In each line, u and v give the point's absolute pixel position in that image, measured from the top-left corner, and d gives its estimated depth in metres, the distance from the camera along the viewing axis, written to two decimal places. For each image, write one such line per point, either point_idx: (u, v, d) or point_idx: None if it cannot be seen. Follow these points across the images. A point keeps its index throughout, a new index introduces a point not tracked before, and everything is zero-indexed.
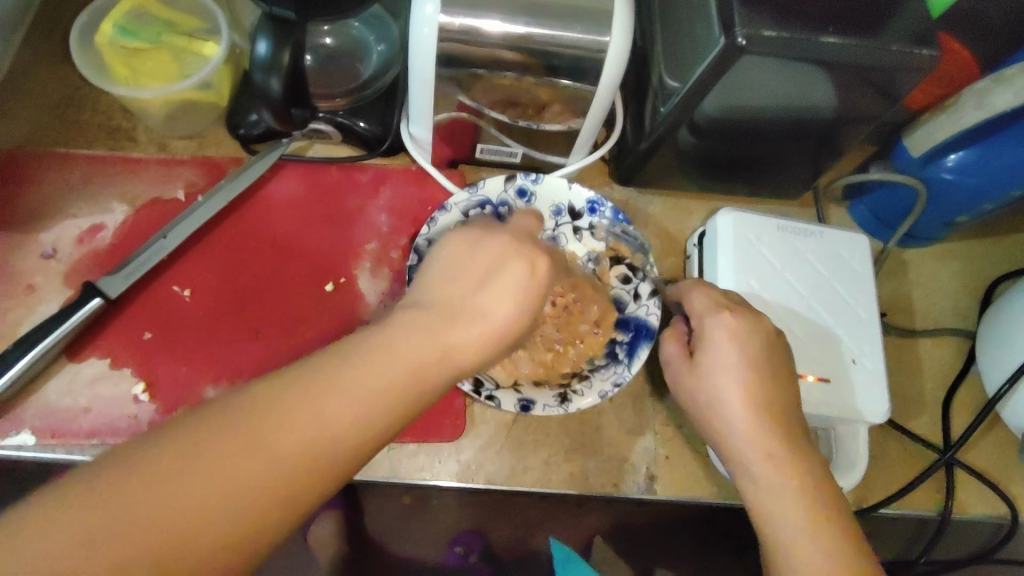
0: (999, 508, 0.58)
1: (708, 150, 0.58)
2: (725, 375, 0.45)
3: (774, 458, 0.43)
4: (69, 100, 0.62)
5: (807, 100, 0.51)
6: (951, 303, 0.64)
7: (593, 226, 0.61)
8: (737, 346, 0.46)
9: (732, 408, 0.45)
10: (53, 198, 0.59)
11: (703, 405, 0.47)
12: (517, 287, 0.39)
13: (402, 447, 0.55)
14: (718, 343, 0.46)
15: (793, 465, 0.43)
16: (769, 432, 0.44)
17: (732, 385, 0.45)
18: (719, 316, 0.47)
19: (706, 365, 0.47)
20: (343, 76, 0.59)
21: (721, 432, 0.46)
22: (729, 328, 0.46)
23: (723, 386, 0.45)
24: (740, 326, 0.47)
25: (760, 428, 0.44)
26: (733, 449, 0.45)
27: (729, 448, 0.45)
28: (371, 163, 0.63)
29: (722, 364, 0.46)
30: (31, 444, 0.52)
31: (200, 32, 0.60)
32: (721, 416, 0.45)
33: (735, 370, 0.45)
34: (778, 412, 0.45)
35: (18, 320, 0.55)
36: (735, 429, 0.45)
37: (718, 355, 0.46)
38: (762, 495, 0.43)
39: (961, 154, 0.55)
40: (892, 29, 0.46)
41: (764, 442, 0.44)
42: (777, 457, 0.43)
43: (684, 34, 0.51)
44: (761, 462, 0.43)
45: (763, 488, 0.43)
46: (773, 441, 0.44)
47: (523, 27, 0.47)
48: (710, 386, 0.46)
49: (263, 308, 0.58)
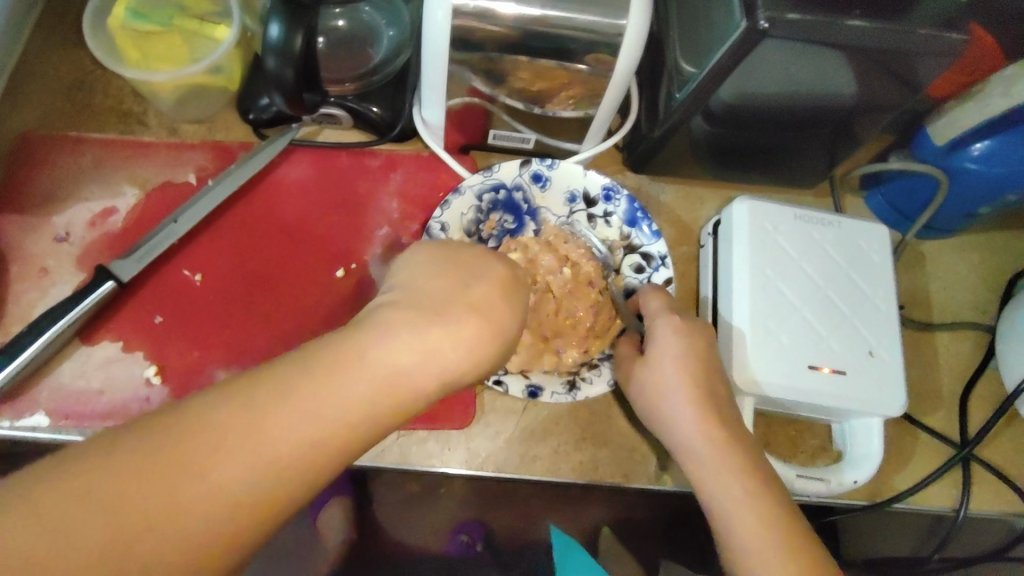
0: (1016, 505, 0.57)
1: (723, 138, 0.57)
2: (672, 368, 0.47)
3: (715, 442, 0.45)
4: (80, 83, 0.62)
5: (828, 86, 0.50)
6: (970, 296, 0.63)
7: (608, 214, 0.60)
8: (682, 342, 0.48)
9: (678, 403, 0.46)
10: (65, 182, 0.59)
11: (650, 395, 0.48)
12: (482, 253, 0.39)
13: (411, 434, 0.55)
14: (664, 336, 0.48)
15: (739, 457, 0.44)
16: (719, 425, 0.45)
17: (675, 375, 0.47)
18: (668, 314, 0.49)
19: (653, 359, 0.48)
20: (354, 60, 0.58)
21: (668, 420, 0.47)
22: (676, 325, 0.48)
23: (668, 377, 0.47)
24: (687, 324, 0.48)
25: (707, 418, 0.45)
26: (678, 435, 0.46)
27: (679, 436, 0.46)
28: (382, 148, 0.63)
29: (671, 357, 0.47)
30: (45, 425, 0.52)
31: (212, 15, 0.60)
32: (666, 404, 0.47)
33: (679, 362, 0.47)
34: (725, 407, 0.46)
35: (32, 302, 0.55)
36: (679, 416, 0.46)
37: (664, 348, 0.48)
38: (704, 475, 0.45)
39: (987, 142, 0.54)
40: (919, 12, 0.44)
41: (705, 426, 0.45)
42: (717, 441, 0.45)
43: (702, 18, 0.50)
44: (702, 445, 0.45)
45: (705, 470, 0.44)
46: (714, 425, 0.45)
47: (538, 9, 0.46)
48: (656, 377, 0.48)
49: (274, 293, 0.58)
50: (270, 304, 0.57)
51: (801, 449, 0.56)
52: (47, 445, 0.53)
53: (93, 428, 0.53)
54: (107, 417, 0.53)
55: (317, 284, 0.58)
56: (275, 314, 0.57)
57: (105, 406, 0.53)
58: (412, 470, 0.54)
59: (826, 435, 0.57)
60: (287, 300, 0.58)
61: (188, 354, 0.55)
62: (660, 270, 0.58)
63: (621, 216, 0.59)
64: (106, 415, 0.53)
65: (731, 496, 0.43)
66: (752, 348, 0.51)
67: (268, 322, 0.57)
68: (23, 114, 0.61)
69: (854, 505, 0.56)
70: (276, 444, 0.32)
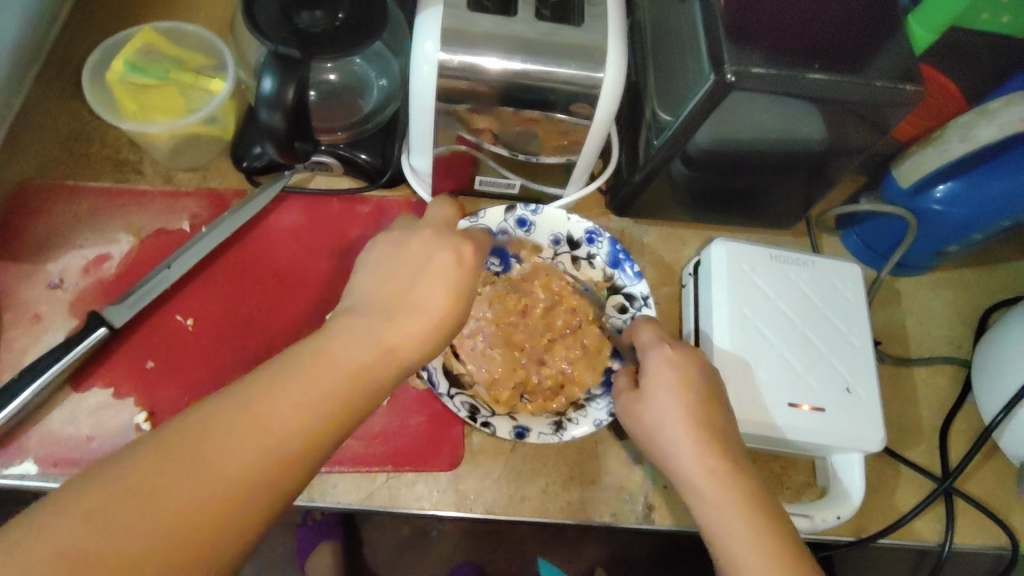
0: (1000, 539, 0.57)
1: (701, 182, 0.60)
2: (664, 397, 0.48)
3: (714, 472, 0.45)
4: (78, 134, 0.64)
5: (795, 133, 0.53)
6: (945, 331, 0.65)
7: (591, 255, 0.62)
8: (675, 371, 0.48)
9: (674, 432, 0.47)
10: (59, 229, 0.60)
11: (645, 428, 0.49)
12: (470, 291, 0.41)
13: (400, 476, 0.55)
14: (656, 365, 0.49)
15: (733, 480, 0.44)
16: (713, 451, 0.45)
17: (673, 408, 0.47)
18: (660, 347, 0.50)
19: (648, 391, 0.49)
20: (344, 111, 0.60)
21: (664, 452, 0.47)
22: (667, 355, 0.49)
23: (665, 409, 0.47)
24: (679, 354, 0.49)
25: (701, 447, 0.46)
26: (676, 469, 0.46)
27: (677, 470, 0.46)
28: (372, 195, 0.65)
29: (664, 387, 0.48)
30: (33, 473, 0.53)
31: (207, 69, 0.62)
32: (664, 439, 0.47)
33: (675, 394, 0.47)
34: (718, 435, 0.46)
35: (24, 348, 0.56)
36: (677, 449, 0.46)
37: (658, 379, 0.48)
38: (705, 509, 0.44)
39: (949, 184, 0.56)
40: (876, 66, 0.47)
41: (705, 459, 0.45)
42: (719, 474, 0.45)
43: (676, 71, 0.53)
44: (702, 479, 0.45)
45: (706, 503, 0.44)
46: (713, 459, 0.45)
47: (520, 64, 0.48)
48: (652, 411, 0.48)
49: (264, 337, 0.59)
50: (261, 348, 0.58)
51: (786, 485, 0.57)
52: (34, 492, 0.53)
53: (81, 474, 0.53)
54: (95, 464, 0.53)
55: (307, 327, 0.59)
56: (265, 358, 0.58)
57: (94, 452, 0.53)
58: (402, 513, 0.55)
59: (810, 471, 0.58)
60: (277, 344, 0.58)
61: (177, 399, 0.56)
62: (643, 310, 0.59)
63: (604, 257, 0.61)
64: (94, 461, 0.53)
65: (732, 530, 0.43)
66: (732, 388, 0.53)
67: (258, 366, 0.58)
68: (21, 164, 0.62)
69: (840, 541, 0.56)
70: None
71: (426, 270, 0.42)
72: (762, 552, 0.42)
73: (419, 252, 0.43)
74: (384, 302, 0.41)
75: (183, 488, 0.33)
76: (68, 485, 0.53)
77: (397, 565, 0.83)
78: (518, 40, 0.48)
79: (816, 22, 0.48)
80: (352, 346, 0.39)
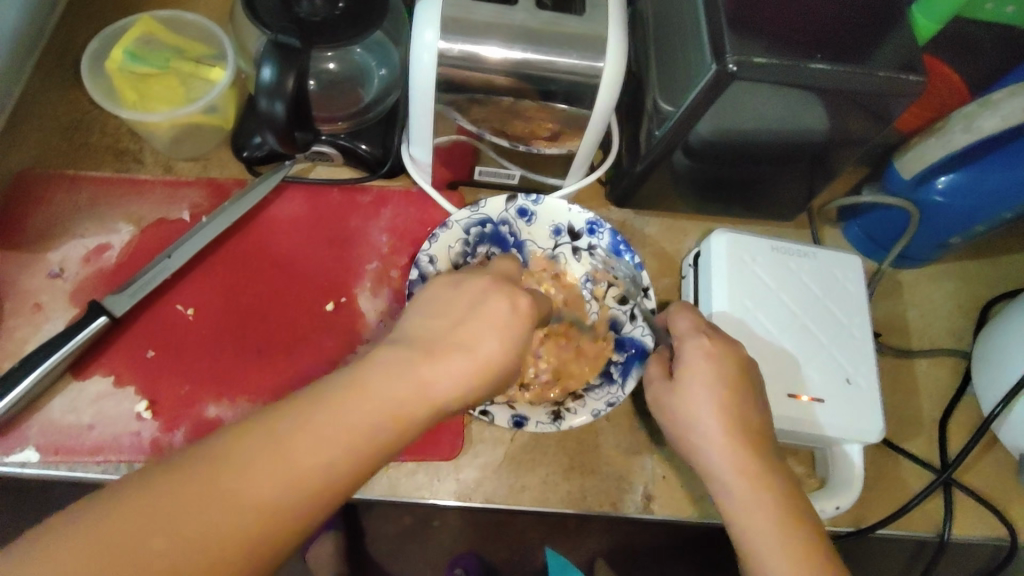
0: (999, 530, 0.58)
1: (703, 173, 0.60)
2: (701, 394, 0.47)
3: (746, 470, 0.45)
4: (77, 123, 0.64)
5: (797, 123, 0.53)
6: (947, 323, 0.65)
7: (592, 246, 0.62)
8: (710, 366, 0.47)
9: (707, 428, 0.46)
10: (60, 219, 0.60)
11: (677, 422, 0.48)
12: (475, 281, 0.42)
13: (400, 466, 0.55)
14: (693, 357, 0.48)
15: (763, 479, 0.45)
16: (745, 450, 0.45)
17: (709, 407, 0.46)
18: (698, 336, 0.49)
19: (682, 385, 0.48)
20: (343, 100, 0.60)
21: (698, 451, 0.47)
22: (706, 347, 0.48)
23: (701, 408, 0.47)
24: (720, 349, 0.48)
25: (733, 445, 0.45)
26: (707, 468, 0.46)
27: (705, 465, 0.46)
28: (372, 184, 0.65)
29: (698, 381, 0.47)
30: (33, 461, 0.53)
31: (207, 58, 0.62)
32: (696, 435, 0.47)
33: (711, 390, 0.47)
34: (749, 434, 0.46)
35: (24, 338, 0.56)
36: (711, 447, 0.46)
37: (694, 374, 0.48)
38: (734, 509, 0.45)
39: (952, 176, 0.56)
40: (879, 56, 0.47)
41: (739, 461, 0.45)
42: (751, 470, 0.45)
43: (678, 60, 0.53)
44: (735, 480, 0.45)
45: (736, 504, 0.44)
46: (748, 461, 0.45)
47: (520, 53, 0.48)
48: (686, 406, 0.47)
49: (264, 327, 0.59)
50: (261, 338, 0.58)
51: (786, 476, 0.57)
52: (35, 480, 0.53)
53: (83, 462, 0.53)
54: (96, 452, 0.53)
55: (307, 317, 0.59)
56: (265, 348, 0.58)
57: (95, 440, 0.53)
58: (402, 502, 0.55)
59: (809, 462, 0.58)
60: (278, 334, 0.59)
61: (178, 389, 0.56)
62: (645, 301, 0.58)
63: (604, 248, 0.61)
64: (95, 450, 0.53)
65: (761, 532, 0.43)
66: None
67: (258, 355, 0.58)
68: (20, 154, 0.62)
69: (839, 532, 0.57)
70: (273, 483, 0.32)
71: (482, 312, 0.41)
72: (789, 555, 0.42)
73: (474, 295, 0.42)
74: (431, 340, 0.40)
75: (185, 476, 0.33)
76: (69, 473, 0.53)
77: (399, 555, 0.84)
78: (518, 29, 0.48)
79: (817, 11, 0.48)
80: (397, 380, 0.37)
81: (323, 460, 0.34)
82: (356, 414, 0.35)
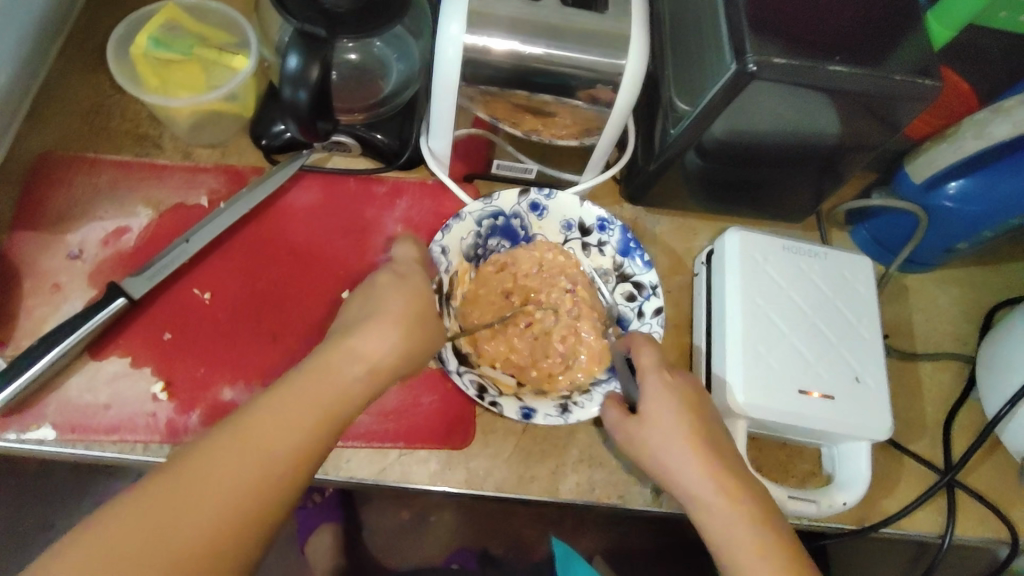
0: (1000, 532, 0.58)
1: (717, 174, 0.61)
2: (671, 425, 0.48)
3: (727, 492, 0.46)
4: (98, 107, 0.64)
5: (811, 126, 0.54)
6: (952, 328, 0.66)
7: (602, 243, 0.62)
8: (673, 395, 0.49)
9: (681, 457, 0.47)
10: (80, 201, 0.60)
11: (652, 449, 0.49)
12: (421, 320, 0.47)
13: (412, 453, 0.56)
14: (655, 393, 0.50)
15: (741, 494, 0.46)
16: (723, 469, 0.47)
17: (679, 428, 0.48)
18: (660, 372, 0.51)
19: (650, 417, 0.49)
20: (362, 92, 0.60)
21: (673, 473, 0.48)
22: (667, 381, 0.50)
23: (669, 432, 0.48)
24: (676, 379, 0.50)
25: (710, 467, 0.47)
26: (685, 485, 0.47)
27: (686, 490, 0.47)
28: (389, 175, 0.66)
29: (666, 412, 0.49)
30: (51, 439, 0.53)
31: (230, 46, 0.63)
32: (670, 458, 0.48)
33: (679, 417, 0.48)
34: (727, 457, 0.47)
35: (43, 317, 0.56)
36: (686, 469, 0.47)
37: (660, 404, 0.49)
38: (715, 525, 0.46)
39: (962, 181, 0.57)
40: (895, 59, 0.48)
41: (716, 476, 0.46)
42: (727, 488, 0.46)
43: (695, 62, 0.54)
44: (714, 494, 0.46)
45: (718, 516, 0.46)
46: (725, 478, 0.46)
47: (542, 49, 0.49)
48: (657, 431, 0.49)
49: (281, 313, 0.59)
50: (276, 323, 0.59)
51: (792, 473, 0.58)
52: (52, 458, 0.53)
53: (99, 441, 0.53)
54: (113, 432, 0.54)
55: (323, 304, 0.60)
56: (282, 333, 0.58)
57: (111, 420, 0.54)
58: (411, 488, 0.55)
59: (815, 460, 0.59)
60: (294, 320, 0.59)
61: (195, 371, 0.56)
62: (652, 299, 0.59)
63: (614, 244, 0.62)
64: (112, 429, 0.54)
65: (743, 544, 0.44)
66: (743, 373, 0.53)
67: (274, 341, 0.58)
68: (41, 136, 0.63)
69: (843, 529, 0.58)
70: (262, 465, 0.39)
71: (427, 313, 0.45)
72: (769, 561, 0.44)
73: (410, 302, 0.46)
74: None
75: (198, 491, 0.38)
76: (85, 452, 0.53)
77: (396, 550, 0.85)
78: (541, 25, 0.49)
79: (837, 15, 0.49)
80: None
81: (283, 463, 0.40)
82: (302, 417, 0.41)
